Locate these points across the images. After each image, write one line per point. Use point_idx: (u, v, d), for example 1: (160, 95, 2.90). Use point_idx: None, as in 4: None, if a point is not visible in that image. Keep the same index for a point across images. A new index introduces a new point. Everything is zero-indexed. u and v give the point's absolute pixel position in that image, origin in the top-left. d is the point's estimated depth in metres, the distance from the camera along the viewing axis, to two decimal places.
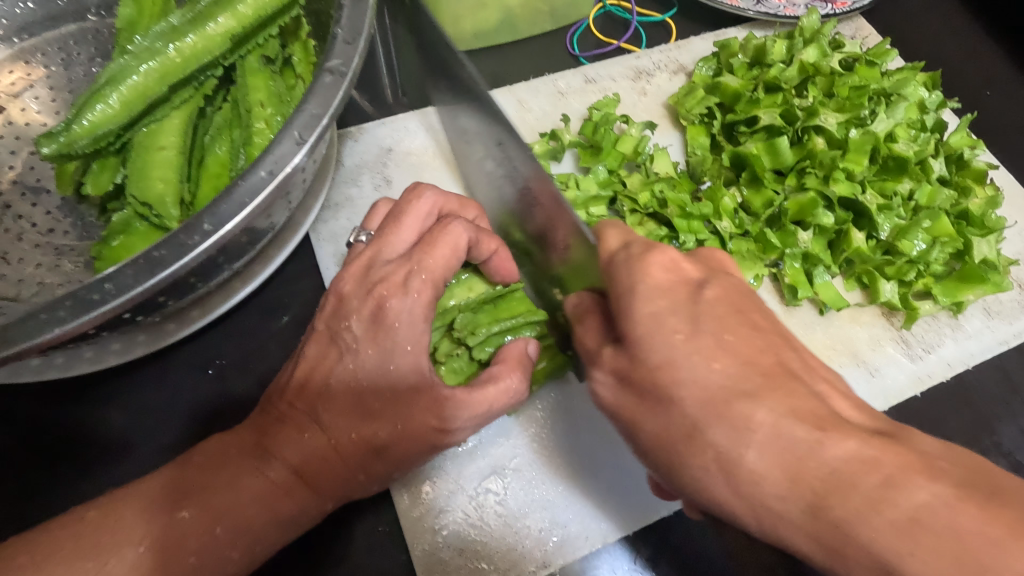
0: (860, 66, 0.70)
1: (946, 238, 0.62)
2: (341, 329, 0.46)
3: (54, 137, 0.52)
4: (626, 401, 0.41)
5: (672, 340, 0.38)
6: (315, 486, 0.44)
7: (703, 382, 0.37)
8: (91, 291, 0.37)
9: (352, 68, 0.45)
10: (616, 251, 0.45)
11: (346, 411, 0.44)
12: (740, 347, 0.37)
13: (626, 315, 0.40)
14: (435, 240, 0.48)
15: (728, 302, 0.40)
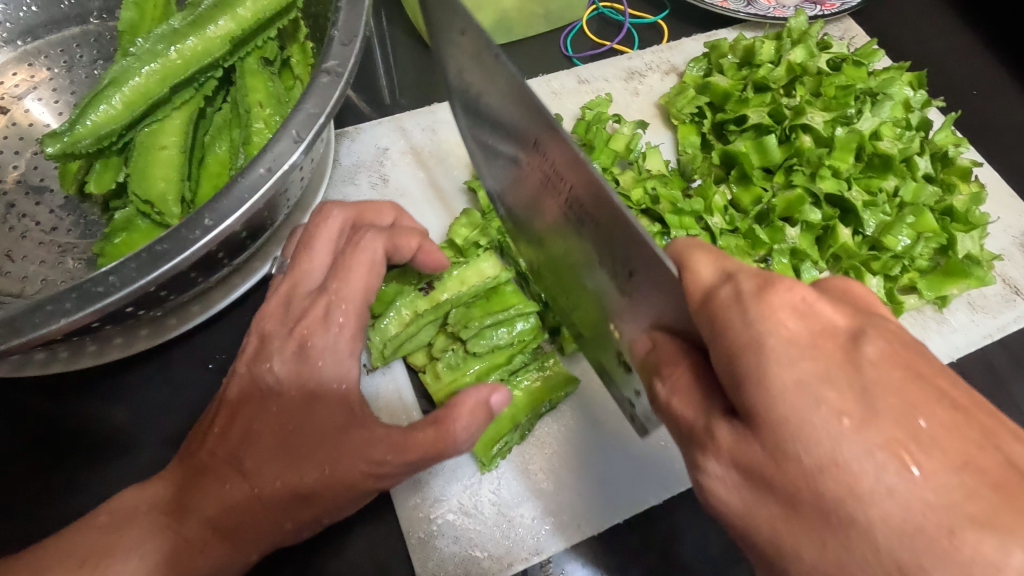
0: (848, 65, 0.72)
1: (930, 233, 0.63)
2: (262, 367, 0.48)
3: (58, 136, 0.53)
4: (740, 500, 0.32)
5: (840, 430, 0.28)
6: (239, 536, 0.44)
7: (910, 498, 0.27)
8: (96, 283, 0.38)
9: (348, 69, 0.47)
10: (716, 288, 0.34)
11: (268, 456, 0.45)
12: (944, 441, 0.28)
13: (756, 384, 0.30)
14: (352, 263, 0.50)
15: (898, 366, 0.30)
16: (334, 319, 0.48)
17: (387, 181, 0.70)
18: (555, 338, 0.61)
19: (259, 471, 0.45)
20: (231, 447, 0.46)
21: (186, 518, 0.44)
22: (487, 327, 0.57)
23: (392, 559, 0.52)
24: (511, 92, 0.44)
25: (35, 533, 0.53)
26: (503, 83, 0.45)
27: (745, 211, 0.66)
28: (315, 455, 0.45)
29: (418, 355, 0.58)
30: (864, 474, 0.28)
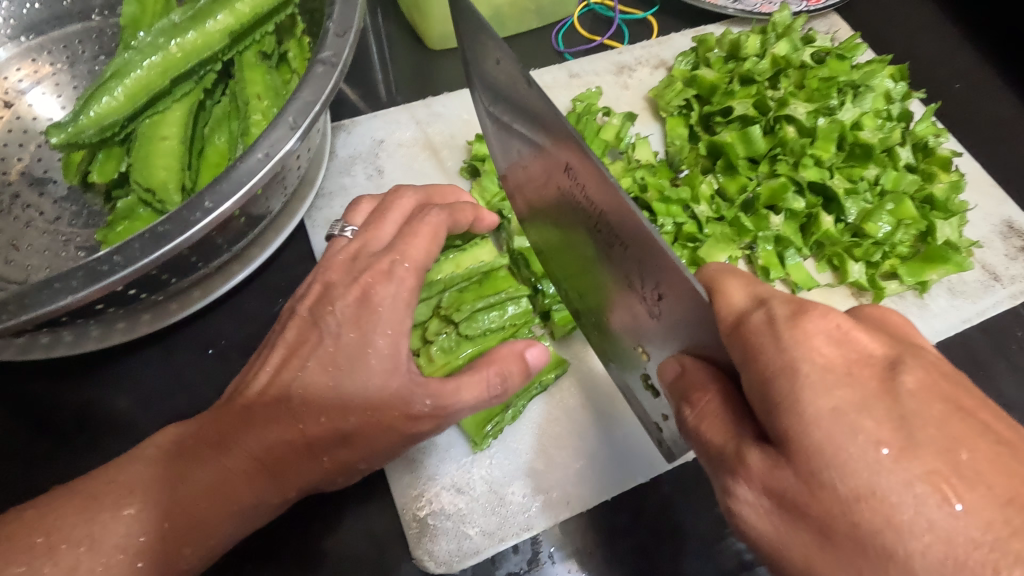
0: (831, 59, 0.73)
1: (909, 220, 0.66)
2: (325, 311, 0.50)
3: (62, 126, 0.56)
4: (770, 528, 0.34)
5: (877, 457, 0.30)
6: (280, 474, 0.46)
7: (950, 532, 0.29)
8: (102, 263, 0.40)
9: (342, 60, 0.48)
10: (747, 313, 0.36)
11: (316, 398, 0.47)
12: (986, 474, 0.30)
13: (793, 407, 0.32)
14: (417, 230, 0.53)
15: (936, 396, 0.32)
16: (397, 274, 0.50)
17: (382, 173, 0.72)
18: (546, 322, 0.63)
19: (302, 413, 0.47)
20: (280, 387, 0.47)
21: (230, 454, 0.45)
22: (482, 309, 0.59)
23: (389, 535, 0.54)
24: (540, 108, 0.45)
25: None
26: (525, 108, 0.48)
27: (731, 200, 0.68)
28: (358, 406, 0.47)
29: (413, 339, 0.59)
30: (900, 503, 0.29)
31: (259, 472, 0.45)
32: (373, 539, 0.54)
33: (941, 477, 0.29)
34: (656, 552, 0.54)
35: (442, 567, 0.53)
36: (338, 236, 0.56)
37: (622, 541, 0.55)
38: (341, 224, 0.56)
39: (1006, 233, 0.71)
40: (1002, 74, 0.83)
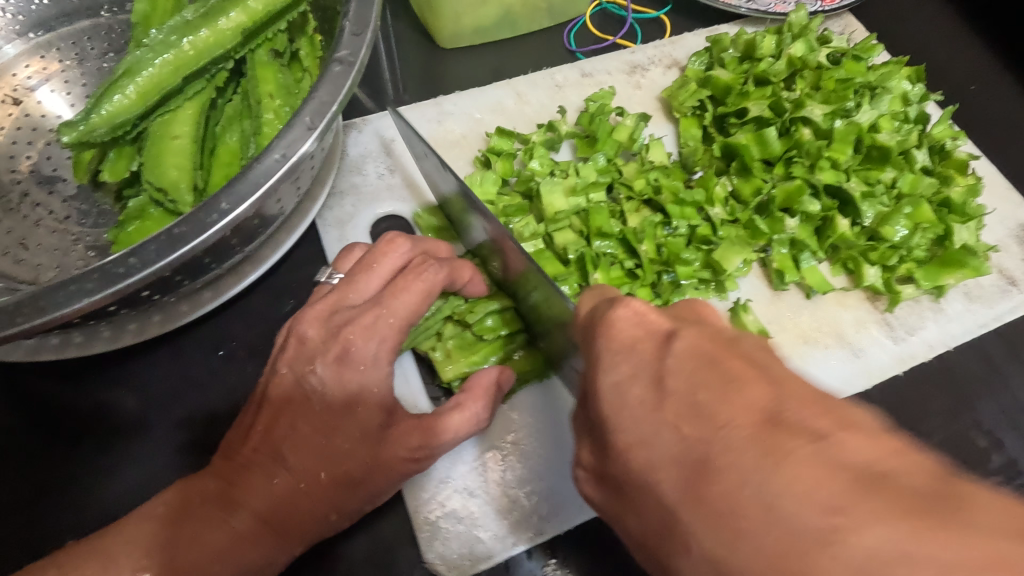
0: (847, 60, 0.72)
1: (927, 224, 0.64)
2: (305, 370, 0.48)
3: (74, 125, 0.55)
4: (601, 499, 0.35)
5: (632, 415, 0.30)
6: (284, 529, 0.45)
7: (675, 457, 0.28)
8: (117, 265, 0.39)
9: (359, 59, 0.48)
10: (587, 320, 0.38)
11: (310, 453, 0.46)
12: (720, 407, 0.27)
13: (591, 390, 0.33)
14: (407, 285, 0.50)
15: (706, 353, 0.30)
16: (380, 331, 0.48)
17: (394, 172, 0.71)
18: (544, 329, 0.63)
19: (301, 466, 0.46)
20: (273, 441, 0.47)
21: (236, 512, 0.44)
22: (492, 312, 0.60)
23: (399, 542, 0.54)
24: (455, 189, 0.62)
25: (53, 514, 0.55)
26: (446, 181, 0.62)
27: (745, 202, 0.67)
28: (360, 449, 0.47)
29: (426, 340, 0.59)
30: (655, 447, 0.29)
31: (267, 541, 0.45)
32: (384, 544, 0.53)
33: (683, 419, 0.28)
34: None
35: (454, 571, 0.52)
36: (325, 283, 0.56)
37: None
38: (328, 270, 0.56)
39: (1022, 237, 0.70)
40: (1019, 77, 0.82)
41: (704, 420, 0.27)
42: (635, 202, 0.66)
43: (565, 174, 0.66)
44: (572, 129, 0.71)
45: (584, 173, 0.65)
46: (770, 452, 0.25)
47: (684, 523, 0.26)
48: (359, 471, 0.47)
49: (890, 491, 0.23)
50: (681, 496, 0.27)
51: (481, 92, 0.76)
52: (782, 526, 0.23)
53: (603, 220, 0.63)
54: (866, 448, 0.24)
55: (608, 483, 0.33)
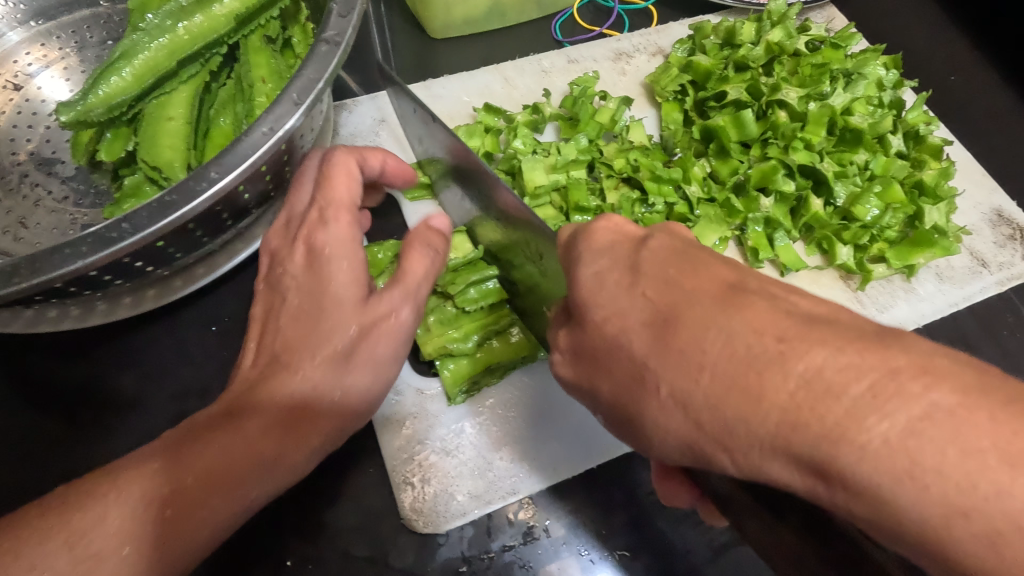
0: (826, 48, 0.75)
1: (898, 204, 0.66)
2: (279, 274, 0.49)
3: (71, 106, 0.57)
4: (574, 373, 0.41)
5: (607, 295, 0.36)
6: (295, 425, 0.45)
7: (639, 311, 0.34)
8: (110, 230, 0.41)
9: (345, 39, 0.50)
10: (566, 241, 0.43)
11: (281, 348, 0.46)
12: (682, 277, 0.33)
13: (574, 279, 0.39)
14: (335, 170, 0.49)
15: (674, 247, 0.36)
16: (326, 221, 0.48)
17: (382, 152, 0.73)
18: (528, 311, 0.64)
19: (295, 362, 0.45)
20: (268, 349, 0.46)
21: (248, 419, 0.43)
22: (474, 283, 0.61)
23: (386, 509, 0.55)
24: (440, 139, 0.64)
25: (50, 483, 0.56)
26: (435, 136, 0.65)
27: (723, 182, 0.68)
28: (344, 312, 0.46)
29: None
30: (624, 312, 0.35)
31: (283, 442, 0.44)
32: (370, 513, 0.55)
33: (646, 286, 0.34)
34: (645, 525, 0.56)
35: (430, 527, 0.54)
36: None
37: (612, 514, 0.56)
38: None
39: (995, 221, 0.72)
40: (999, 69, 0.84)
41: (668, 287, 0.33)
42: (614, 180, 0.68)
43: (547, 153, 0.68)
44: (556, 111, 0.73)
45: (564, 151, 0.68)
46: (721, 298, 0.31)
47: (650, 363, 0.32)
48: (348, 345, 0.46)
49: (830, 325, 0.28)
50: (652, 346, 0.32)
51: (470, 77, 0.78)
52: (733, 347, 0.29)
53: (581, 195, 0.65)
54: (811, 305, 0.30)
55: (585, 364, 0.39)
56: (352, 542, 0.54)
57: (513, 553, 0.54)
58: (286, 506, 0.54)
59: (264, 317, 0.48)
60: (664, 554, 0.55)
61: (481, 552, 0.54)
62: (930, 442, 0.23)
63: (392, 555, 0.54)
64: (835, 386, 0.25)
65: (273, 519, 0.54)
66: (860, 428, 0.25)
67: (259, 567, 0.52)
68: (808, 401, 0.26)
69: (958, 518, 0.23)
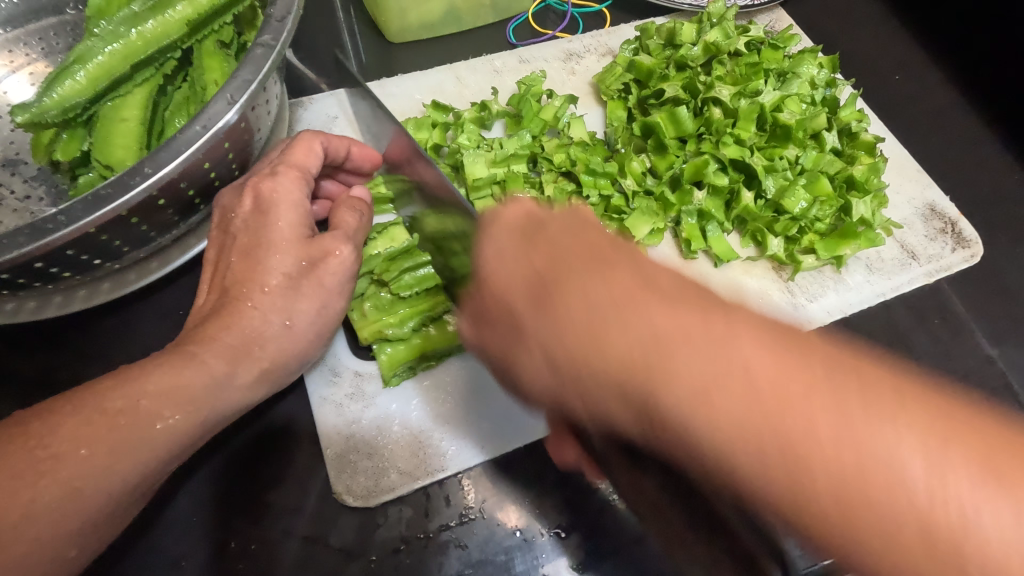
0: (764, 48, 0.78)
1: (825, 198, 0.69)
2: (230, 220, 0.54)
3: (26, 107, 0.60)
4: (477, 337, 0.45)
5: (509, 260, 0.42)
6: (247, 350, 0.49)
7: (534, 274, 0.39)
8: (46, 221, 0.44)
9: (280, 43, 0.53)
10: (488, 214, 0.47)
11: (239, 276, 0.50)
12: (569, 249, 0.39)
13: (480, 258, 0.44)
14: (298, 142, 0.56)
15: (567, 228, 0.42)
16: (280, 172, 0.54)
17: None
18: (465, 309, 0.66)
19: (246, 292, 0.50)
20: (220, 286, 0.51)
21: (209, 345, 0.48)
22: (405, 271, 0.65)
23: (327, 491, 0.58)
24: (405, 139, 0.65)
25: None
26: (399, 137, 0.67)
27: (661, 176, 0.72)
28: (293, 247, 0.52)
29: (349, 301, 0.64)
30: (517, 271, 0.41)
31: (235, 367, 0.48)
32: (314, 495, 0.57)
33: (541, 256, 0.40)
34: (578, 506, 0.58)
35: (359, 500, 0.57)
36: None
37: (547, 498, 0.58)
38: None
39: (928, 216, 0.75)
40: (942, 67, 0.87)
41: (556, 258, 0.39)
42: (553, 174, 0.71)
43: (488, 147, 0.71)
44: (503, 108, 0.76)
45: (505, 146, 0.70)
46: (594, 263, 0.37)
47: (535, 320, 0.38)
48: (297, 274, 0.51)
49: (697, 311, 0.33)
50: (531, 299, 0.39)
51: (424, 76, 0.81)
52: (600, 326, 0.34)
53: (518, 186, 0.69)
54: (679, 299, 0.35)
55: (487, 325, 0.44)
56: (295, 524, 0.56)
57: (450, 533, 0.57)
58: (232, 488, 0.57)
59: (217, 261, 0.53)
60: (596, 533, 0.57)
61: (418, 533, 0.57)
62: (725, 400, 0.30)
63: (332, 534, 0.56)
64: (654, 274, 0.36)
65: (219, 500, 0.56)
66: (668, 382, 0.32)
67: (203, 545, 0.55)
68: (640, 355, 0.33)
69: (759, 368, 0.30)
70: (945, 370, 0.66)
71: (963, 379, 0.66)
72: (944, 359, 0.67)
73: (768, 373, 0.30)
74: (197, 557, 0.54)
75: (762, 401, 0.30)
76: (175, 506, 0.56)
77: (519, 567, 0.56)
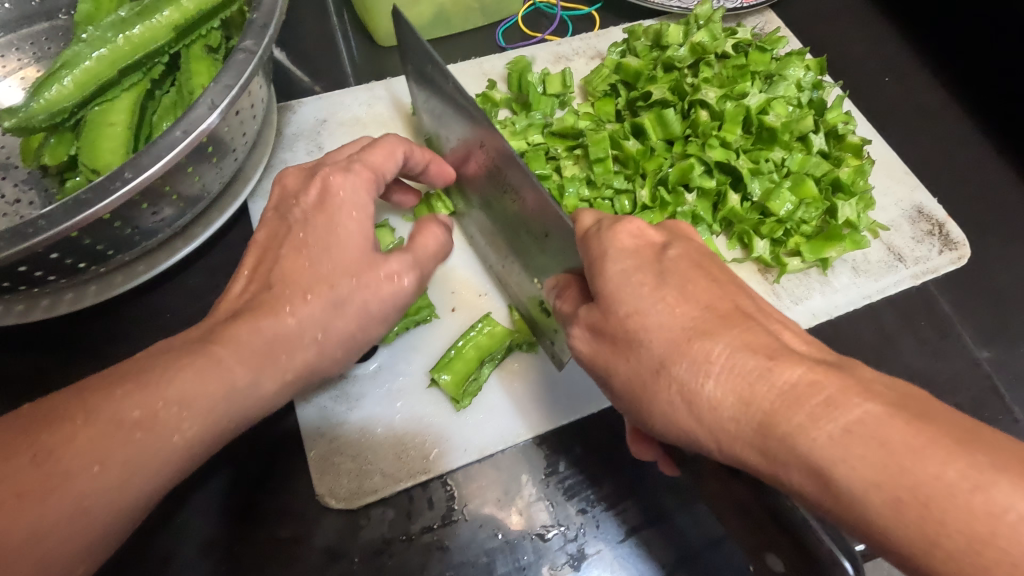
0: (752, 50, 0.78)
1: (811, 199, 0.69)
2: (290, 206, 0.54)
3: (13, 112, 0.60)
4: (589, 349, 0.45)
5: (639, 292, 0.40)
6: (272, 353, 0.46)
7: (670, 315, 0.39)
8: (27, 226, 0.45)
9: (261, 49, 0.53)
10: (589, 227, 0.46)
11: (296, 278, 0.49)
12: (699, 293, 0.39)
13: (598, 273, 0.43)
14: (377, 144, 0.57)
15: (689, 260, 0.42)
16: (356, 171, 0.54)
17: (323, 150, 0.77)
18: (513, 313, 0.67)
19: (291, 293, 0.49)
20: (265, 277, 0.50)
21: None
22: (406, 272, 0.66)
23: (312, 493, 0.58)
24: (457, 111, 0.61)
25: None
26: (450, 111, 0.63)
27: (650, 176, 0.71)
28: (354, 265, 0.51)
29: None
30: (650, 311, 0.39)
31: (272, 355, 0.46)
32: (298, 497, 0.58)
33: (673, 290, 0.39)
34: (561, 507, 0.58)
35: (342, 503, 0.57)
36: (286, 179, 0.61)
37: (530, 500, 0.59)
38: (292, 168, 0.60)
39: (915, 217, 0.75)
40: (931, 68, 0.87)
41: (689, 297, 0.39)
42: (569, 150, 0.73)
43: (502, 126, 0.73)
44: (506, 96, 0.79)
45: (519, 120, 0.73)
46: (727, 317, 0.38)
47: (674, 358, 0.38)
48: (347, 288, 0.50)
49: (835, 369, 0.34)
50: (670, 346, 0.38)
51: None
52: (737, 366, 0.35)
53: (537, 163, 0.71)
54: (793, 337, 0.38)
55: (604, 340, 0.43)
56: (279, 526, 0.56)
57: (432, 535, 0.57)
58: (217, 490, 0.57)
59: (267, 245, 0.52)
60: (579, 534, 0.57)
61: (401, 534, 0.57)
62: (864, 446, 0.30)
63: (315, 535, 0.56)
64: (791, 344, 0.37)
65: (204, 502, 0.57)
66: (815, 427, 0.31)
67: (187, 547, 0.55)
68: (783, 406, 0.33)
69: (897, 438, 0.29)
70: (930, 372, 0.66)
71: (951, 381, 0.66)
72: (931, 360, 0.67)
73: (913, 442, 0.29)
74: (182, 558, 0.55)
75: (895, 457, 0.29)
76: (159, 508, 0.56)
77: (501, 569, 0.56)
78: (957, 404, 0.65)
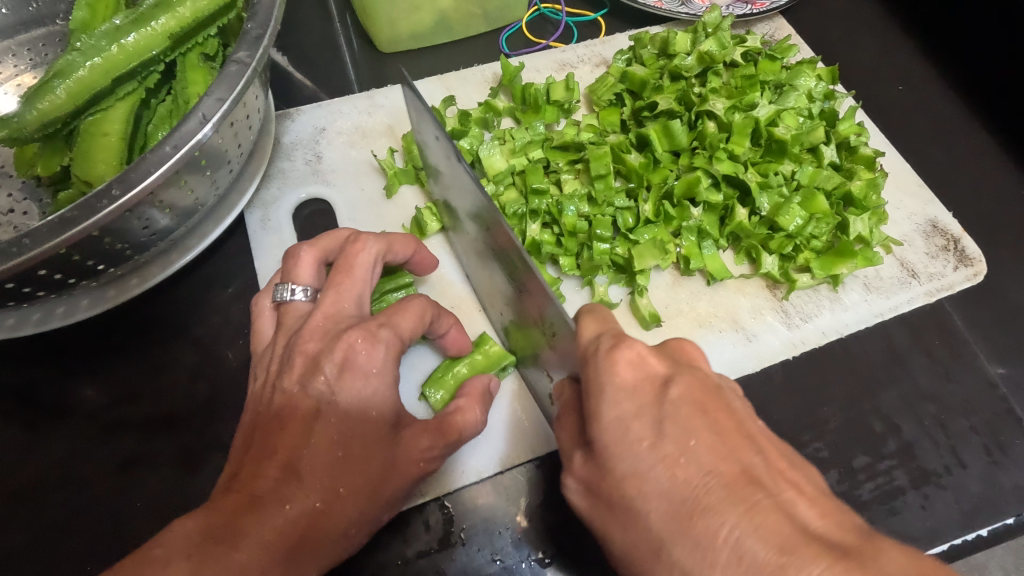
0: (761, 59, 0.76)
1: (821, 215, 0.67)
2: (311, 379, 0.46)
3: (6, 122, 0.59)
4: (586, 502, 0.41)
5: (635, 450, 0.36)
6: (302, 549, 0.42)
7: (672, 488, 0.34)
8: (11, 245, 0.44)
9: (255, 61, 0.52)
10: (588, 345, 0.41)
11: (327, 468, 0.44)
12: (704, 457, 0.34)
13: (593, 417, 0.38)
14: (408, 307, 0.52)
15: (694, 403, 0.36)
16: (384, 340, 0.48)
17: (321, 159, 0.75)
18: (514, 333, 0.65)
19: (318, 485, 0.44)
20: (287, 458, 0.44)
21: None
22: (390, 291, 0.64)
23: None
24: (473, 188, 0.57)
25: None
26: (461, 181, 0.59)
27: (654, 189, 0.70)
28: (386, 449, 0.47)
29: None
30: (649, 479, 0.35)
31: (304, 546, 0.42)
32: None
33: (676, 456, 0.34)
34: (559, 533, 0.57)
35: None
36: (289, 300, 0.52)
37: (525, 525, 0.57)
38: (289, 287, 0.52)
39: (929, 232, 0.72)
40: (946, 76, 0.85)
41: (693, 464, 0.34)
42: (572, 165, 0.71)
43: (502, 140, 0.72)
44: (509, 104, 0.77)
45: (519, 135, 0.71)
46: (735, 492, 0.33)
47: (674, 543, 0.34)
48: (377, 475, 0.46)
49: (856, 557, 0.31)
50: (669, 524, 0.34)
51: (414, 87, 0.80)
52: (747, 561, 0.31)
53: (536, 177, 0.69)
54: (812, 507, 0.33)
55: (600, 495, 0.39)
56: None
57: (428, 559, 0.55)
58: None
59: (286, 410, 0.46)
60: (579, 561, 0.56)
61: (395, 559, 0.55)
62: None
63: None
64: (805, 523, 0.32)
65: None
66: None
67: None
68: None
69: None
70: (943, 395, 0.64)
71: (964, 404, 0.64)
72: (944, 381, 0.65)
73: None
74: None
75: None
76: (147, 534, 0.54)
77: None
78: (971, 427, 0.62)
